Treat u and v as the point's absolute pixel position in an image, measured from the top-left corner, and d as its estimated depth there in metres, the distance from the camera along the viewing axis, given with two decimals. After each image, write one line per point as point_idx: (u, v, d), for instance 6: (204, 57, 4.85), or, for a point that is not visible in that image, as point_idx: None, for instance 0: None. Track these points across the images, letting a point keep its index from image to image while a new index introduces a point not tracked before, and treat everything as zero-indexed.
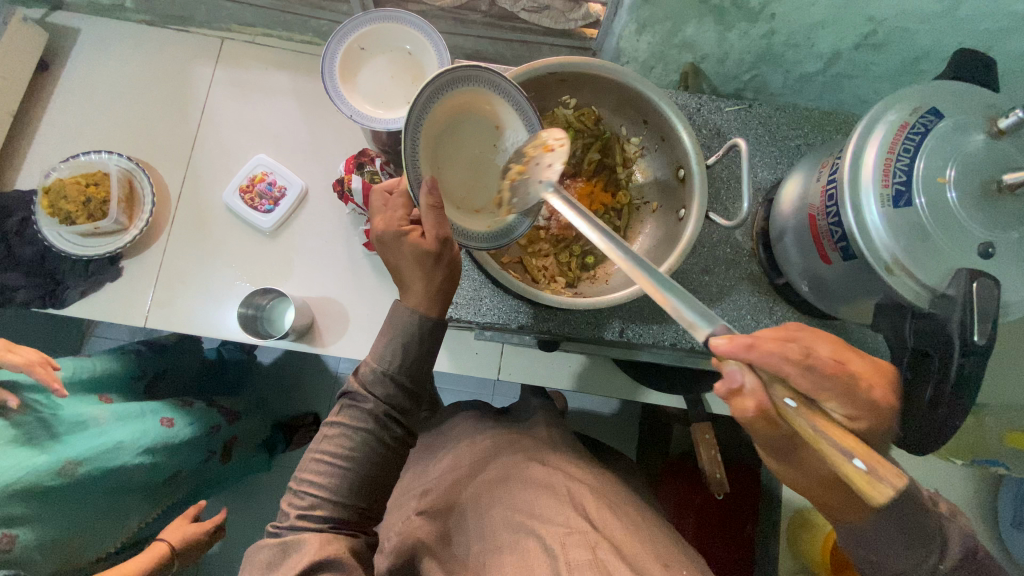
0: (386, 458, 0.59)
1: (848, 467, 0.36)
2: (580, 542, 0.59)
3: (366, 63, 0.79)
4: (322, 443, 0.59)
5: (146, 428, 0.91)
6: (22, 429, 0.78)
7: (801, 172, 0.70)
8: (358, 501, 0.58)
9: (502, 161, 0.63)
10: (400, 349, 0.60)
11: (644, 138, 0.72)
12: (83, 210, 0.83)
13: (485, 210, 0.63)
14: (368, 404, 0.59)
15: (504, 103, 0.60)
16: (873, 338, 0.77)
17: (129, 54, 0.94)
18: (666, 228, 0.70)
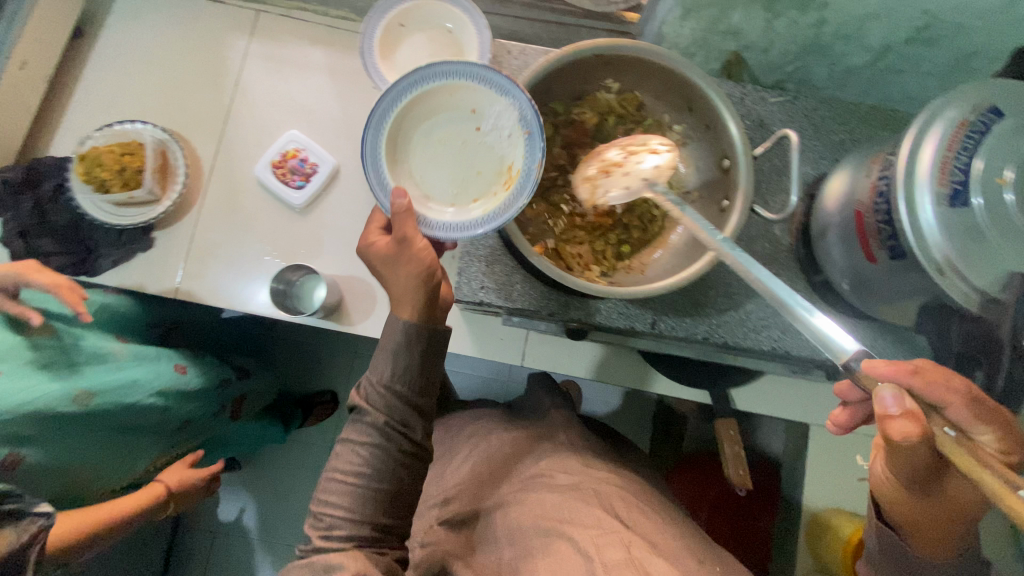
0: (399, 468, 0.59)
1: (1013, 496, 0.34)
2: (613, 544, 0.62)
3: (405, 41, 0.77)
4: (334, 462, 0.60)
5: (161, 372, 0.87)
6: (40, 351, 0.76)
7: (848, 168, 0.69)
8: (377, 516, 0.58)
9: (494, 139, 0.60)
10: (389, 357, 0.59)
11: (688, 126, 0.70)
12: (118, 178, 0.84)
13: (483, 194, 0.60)
14: (371, 418, 0.59)
15: (472, 88, 0.57)
16: (911, 341, 0.75)
17: (164, 23, 0.94)
18: (707, 219, 0.68)
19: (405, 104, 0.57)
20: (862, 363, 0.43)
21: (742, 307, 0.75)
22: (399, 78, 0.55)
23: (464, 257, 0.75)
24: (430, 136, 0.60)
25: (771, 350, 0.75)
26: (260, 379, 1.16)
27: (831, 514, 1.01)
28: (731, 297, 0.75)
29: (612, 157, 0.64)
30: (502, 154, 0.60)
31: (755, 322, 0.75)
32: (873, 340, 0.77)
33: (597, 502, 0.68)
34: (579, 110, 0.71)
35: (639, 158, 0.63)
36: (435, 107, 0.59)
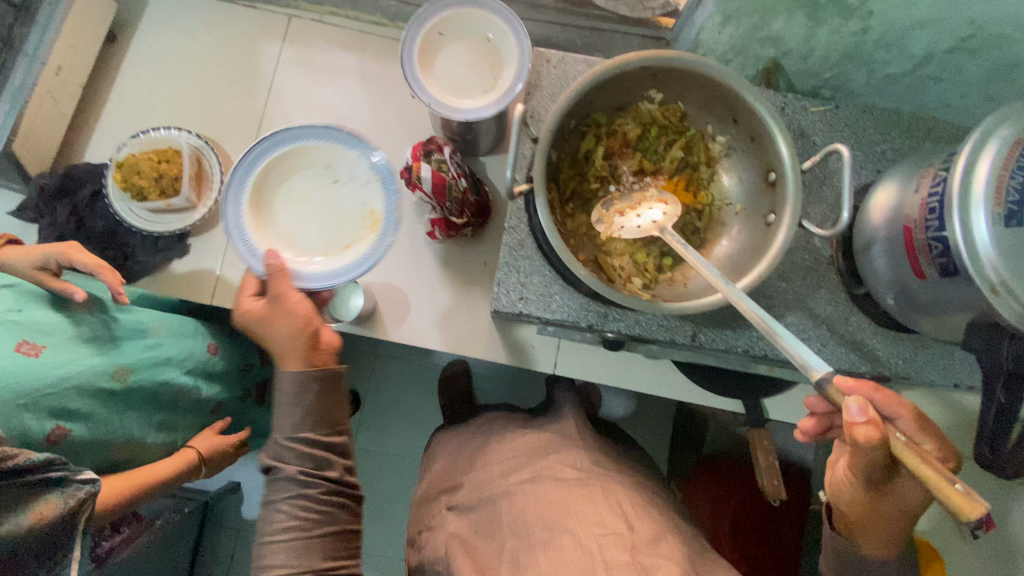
0: (327, 498, 0.67)
1: (947, 488, 0.42)
2: (617, 543, 0.67)
3: (444, 49, 0.77)
4: (269, 528, 0.66)
5: (194, 349, 0.86)
6: (84, 328, 0.77)
7: (893, 180, 0.68)
8: (319, 559, 0.64)
9: (353, 189, 0.68)
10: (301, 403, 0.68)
11: (732, 138, 0.70)
12: (156, 186, 0.84)
13: (354, 239, 0.68)
14: (285, 473, 0.66)
15: (310, 147, 0.69)
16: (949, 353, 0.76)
17: (197, 28, 0.93)
18: (751, 232, 0.67)
19: (260, 170, 0.68)
20: (831, 380, 0.49)
21: (781, 319, 0.76)
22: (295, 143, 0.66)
23: (503, 268, 0.75)
24: (291, 194, 0.68)
25: None
26: None
27: None
28: (769, 309, 0.76)
29: (625, 206, 0.70)
30: (362, 204, 0.69)
31: (794, 334, 0.76)
32: (912, 351, 0.77)
33: (617, 510, 0.72)
34: (621, 121, 0.71)
35: (639, 217, 0.69)
36: (288, 171, 0.69)
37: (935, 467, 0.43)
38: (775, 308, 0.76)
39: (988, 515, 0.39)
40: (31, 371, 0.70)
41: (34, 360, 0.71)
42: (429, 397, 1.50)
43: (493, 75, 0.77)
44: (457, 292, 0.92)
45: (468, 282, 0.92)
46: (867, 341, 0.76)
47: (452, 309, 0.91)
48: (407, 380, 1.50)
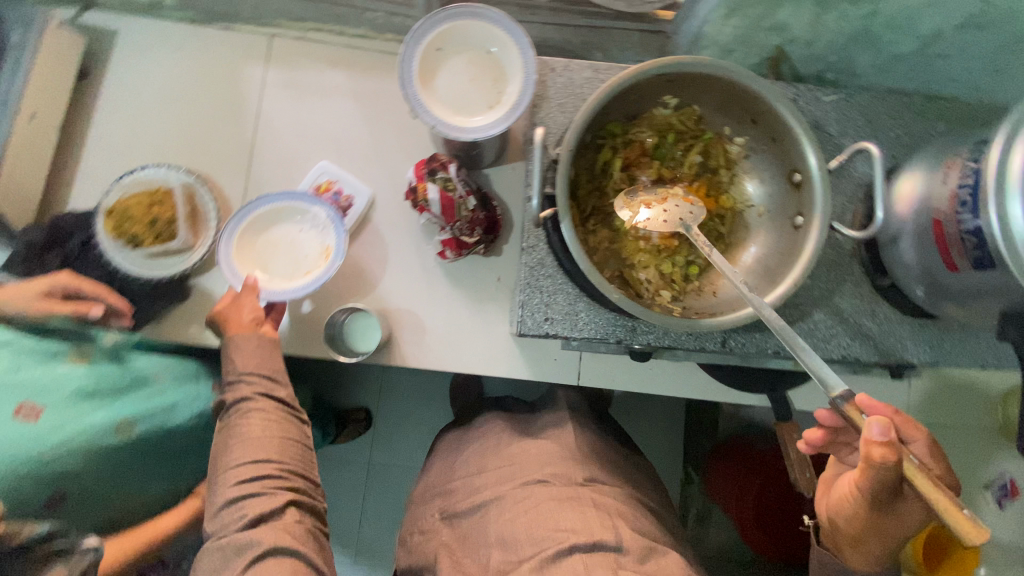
0: (277, 429, 0.72)
1: (954, 513, 0.40)
2: (604, 563, 0.67)
3: (443, 64, 0.73)
4: (234, 434, 0.71)
5: (197, 393, 0.82)
6: (83, 381, 0.73)
7: (918, 170, 0.67)
8: (279, 453, 0.70)
9: (313, 233, 0.83)
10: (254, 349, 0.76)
11: (751, 138, 0.68)
12: (150, 231, 0.80)
13: (312, 267, 0.82)
14: (239, 400, 0.72)
15: (285, 203, 0.82)
16: (976, 336, 0.75)
17: (173, 55, 0.88)
18: (778, 234, 0.66)
19: (243, 222, 0.80)
20: (848, 401, 0.47)
21: (809, 316, 0.75)
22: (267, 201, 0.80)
23: (526, 289, 0.73)
24: (268, 238, 0.82)
25: (840, 357, 0.76)
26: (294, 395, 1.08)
27: None
28: (797, 307, 0.75)
29: (650, 198, 0.68)
30: (322, 244, 0.82)
31: (823, 330, 0.75)
32: (940, 337, 0.76)
33: (607, 524, 0.72)
34: (636, 130, 0.69)
35: (658, 210, 0.68)
36: (268, 223, 0.82)
37: (938, 489, 0.42)
38: (802, 305, 0.76)
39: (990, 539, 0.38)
40: (30, 439, 0.66)
41: (32, 424, 0.67)
42: (440, 406, 1.48)
43: (497, 89, 0.74)
44: (473, 311, 0.89)
45: (483, 300, 0.90)
46: (893, 330, 0.76)
47: (469, 328, 0.89)
48: (416, 391, 1.48)
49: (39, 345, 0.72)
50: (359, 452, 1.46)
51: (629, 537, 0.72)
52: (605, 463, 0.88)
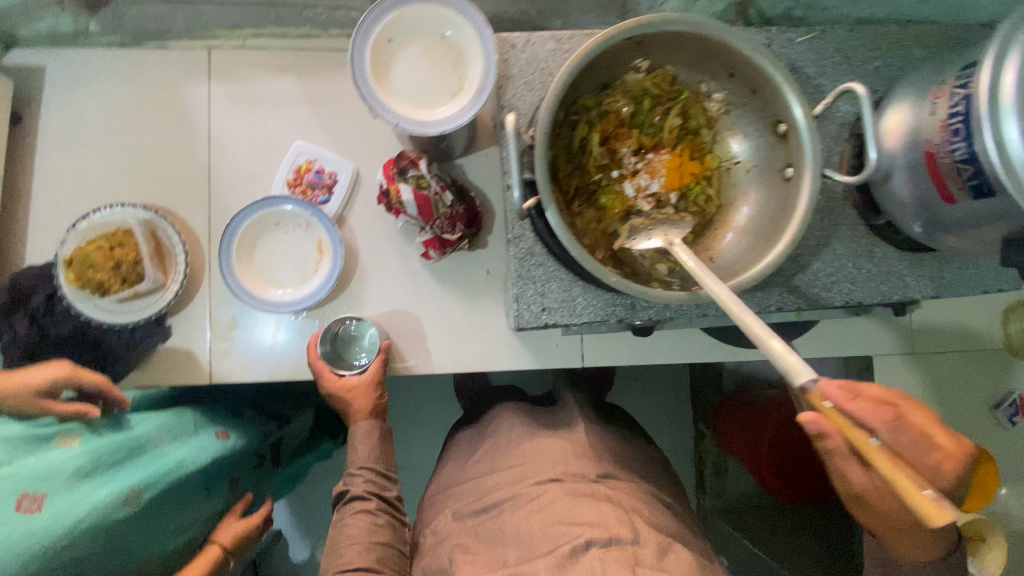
0: (378, 523, 0.75)
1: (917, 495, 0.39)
2: (619, 558, 0.67)
3: (397, 57, 0.69)
4: (349, 522, 0.74)
5: (205, 445, 0.80)
6: (81, 460, 0.70)
7: (905, 102, 0.65)
8: (386, 544, 0.74)
9: (300, 234, 0.83)
10: (361, 442, 0.81)
11: (730, 93, 0.65)
12: (115, 275, 0.76)
13: (317, 263, 0.83)
14: (359, 494, 0.77)
15: (264, 209, 0.80)
16: (971, 267, 0.74)
17: (108, 84, 0.82)
18: (770, 190, 0.64)
19: (234, 242, 0.79)
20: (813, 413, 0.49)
21: (808, 268, 0.73)
22: (246, 210, 0.79)
23: (518, 282, 0.70)
24: (262, 252, 0.82)
25: (844, 303, 0.74)
26: (298, 418, 1.04)
27: None
28: (796, 260, 0.73)
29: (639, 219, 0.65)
30: (315, 239, 0.83)
31: (823, 280, 0.73)
32: (939, 270, 0.75)
33: (623, 518, 0.73)
34: (610, 99, 0.65)
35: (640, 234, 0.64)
36: (256, 237, 0.81)
37: (906, 471, 0.40)
38: (800, 258, 0.73)
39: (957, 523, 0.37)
40: (36, 532, 0.64)
41: (37, 514, 0.65)
42: (446, 401, 1.47)
43: (458, 75, 0.69)
44: (466, 309, 0.87)
45: (473, 296, 0.87)
46: (892, 270, 0.74)
47: (466, 327, 0.87)
48: (420, 391, 1.46)
49: (34, 430, 0.70)
50: None
51: (644, 531, 0.72)
52: (614, 454, 0.88)
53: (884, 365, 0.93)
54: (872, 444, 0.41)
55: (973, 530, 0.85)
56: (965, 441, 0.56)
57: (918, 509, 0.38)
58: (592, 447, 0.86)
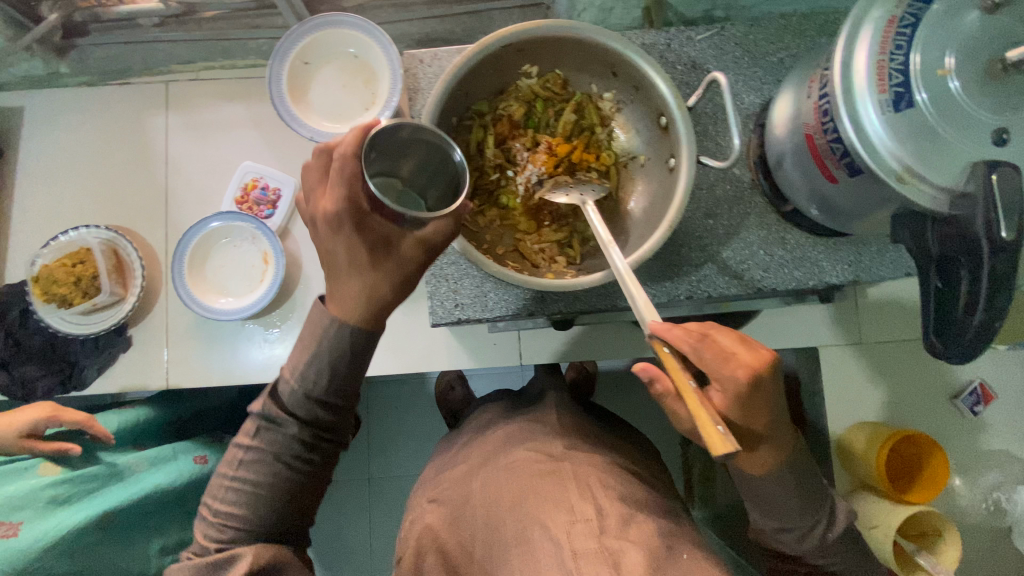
0: (298, 481, 0.58)
1: (708, 427, 0.42)
2: (585, 531, 0.64)
3: (313, 77, 0.75)
4: (242, 468, 0.57)
5: (181, 468, 0.84)
6: (57, 488, 0.74)
7: (790, 90, 0.66)
8: (277, 519, 0.58)
9: (247, 246, 0.89)
10: (325, 368, 0.54)
11: (618, 91, 0.69)
12: (76, 289, 0.83)
13: (263, 273, 0.88)
14: (290, 428, 0.56)
15: (212, 228, 0.87)
16: (893, 253, 0.74)
17: (79, 119, 0.92)
18: (659, 180, 0.67)
19: (188, 258, 0.86)
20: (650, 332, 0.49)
21: (718, 256, 0.74)
22: (194, 229, 0.86)
23: (431, 280, 0.73)
24: (213, 265, 0.88)
25: (758, 290, 0.75)
26: None
27: (862, 431, 0.87)
28: (705, 250, 0.74)
29: (541, 209, 0.70)
30: (260, 251, 0.89)
31: (734, 267, 0.74)
32: (859, 251, 0.74)
33: (586, 493, 0.69)
34: (503, 103, 0.69)
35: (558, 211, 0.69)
36: (206, 252, 0.88)
37: (708, 409, 0.44)
38: (710, 247, 0.74)
39: (735, 451, 0.40)
40: (13, 551, 0.66)
41: (13, 538, 0.67)
42: (427, 410, 1.49)
43: (370, 90, 0.75)
44: (405, 311, 0.91)
45: (413, 298, 0.92)
46: (807, 255, 0.74)
47: (406, 329, 0.91)
48: (403, 402, 1.49)
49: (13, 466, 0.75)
50: (359, 471, 1.48)
51: (608, 503, 0.68)
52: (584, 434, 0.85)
53: (833, 355, 0.91)
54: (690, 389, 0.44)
55: (927, 524, 0.82)
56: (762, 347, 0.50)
57: (705, 440, 0.42)
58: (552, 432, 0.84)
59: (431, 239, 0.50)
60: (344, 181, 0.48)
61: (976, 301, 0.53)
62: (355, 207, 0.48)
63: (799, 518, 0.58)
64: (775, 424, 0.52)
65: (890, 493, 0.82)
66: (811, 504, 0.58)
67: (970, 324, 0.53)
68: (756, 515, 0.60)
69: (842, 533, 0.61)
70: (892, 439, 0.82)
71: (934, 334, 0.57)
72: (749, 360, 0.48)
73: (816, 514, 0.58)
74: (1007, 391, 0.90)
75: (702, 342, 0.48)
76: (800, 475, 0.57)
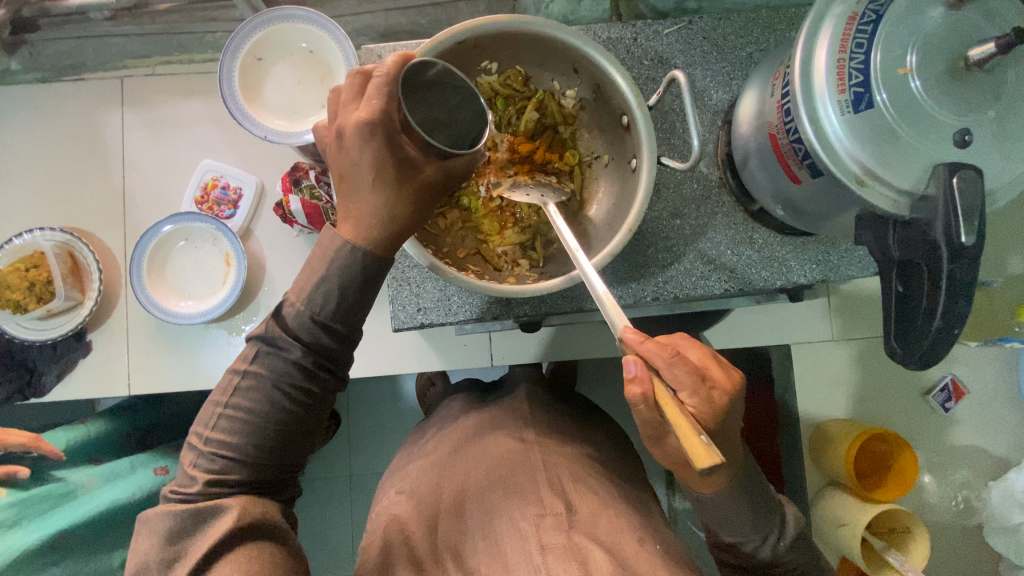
0: (297, 413, 0.52)
1: (692, 437, 0.41)
2: (554, 526, 0.62)
3: (269, 74, 0.73)
4: (237, 394, 0.51)
5: (138, 483, 0.80)
6: (6, 512, 0.71)
7: (755, 86, 0.65)
8: (271, 455, 0.51)
9: (207, 248, 0.86)
10: (336, 292, 0.51)
11: (580, 88, 0.66)
12: (30, 294, 0.81)
13: (225, 274, 0.86)
14: (293, 352, 0.51)
15: (169, 231, 0.85)
16: (854, 260, 0.73)
17: (31, 117, 0.88)
18: (622, 181, 0.65)
19: (147, 261, 0.84)
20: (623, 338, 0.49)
21: (686, 257, 0.73)
22: (150, 232, 0.84)
23: (393, 284, 0.72)
24: (174, 267, 0.86)
25: (726, 291, 0.74)
26: None
27: (833, 428, 0.87)
28: (671, 251, 0.73)
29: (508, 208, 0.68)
30: (220, 252, 0.86)
31: (701, 267, 0.73)
32: (826, 249, 0.73)
33: (557, 489, 0.67)
34: None
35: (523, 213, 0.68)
36: (165, 254, 0.86)
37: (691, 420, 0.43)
38: (677, 247, 0.73)
39: (721, 462, 0.39)
40: None
41: None
42: (404, 405, 1.48)
43: (328, 87, 0.73)
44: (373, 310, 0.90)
45: (378, 299, 0.90)
46: (775, 255, 0.73)
47: (374, 329, 0.90)
48: (381, 396, 1.48)
49: None
50: (338, 465, 1.47)
51: (577, 501, 0.66)
52: (559, 422, 0.83)
53: (804, 351, 0.90)
54: (675, 411, 0.43)
55: (894, 522, 0.82)
56: (730, 368, 0.53)
57: (689, 451, 0.41)
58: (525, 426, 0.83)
59: (455, 171, 0.50)
60: (383, 96, 0.47)
61: (934, 308, 0.51)
62: (389, 123, 0.47)
63: (753, 518, 0.59)
64: (734, 430, 0.54)
65: (857, 491, 0.82)
66: (762, 506, 0.60)
67: (928, 330, 0.52)
68: (710, 527, 0.63)
69: (794, 542, 0.62)
70: (862, 435, 0.81)
71: (894, 338, 0.56)
72: (716, 377, 0.51)
73: (767, 519, 0.60)
74: (980, 386, 0.89)
75: (676, 360, 0.48)
76: (748, 491, 0.59)
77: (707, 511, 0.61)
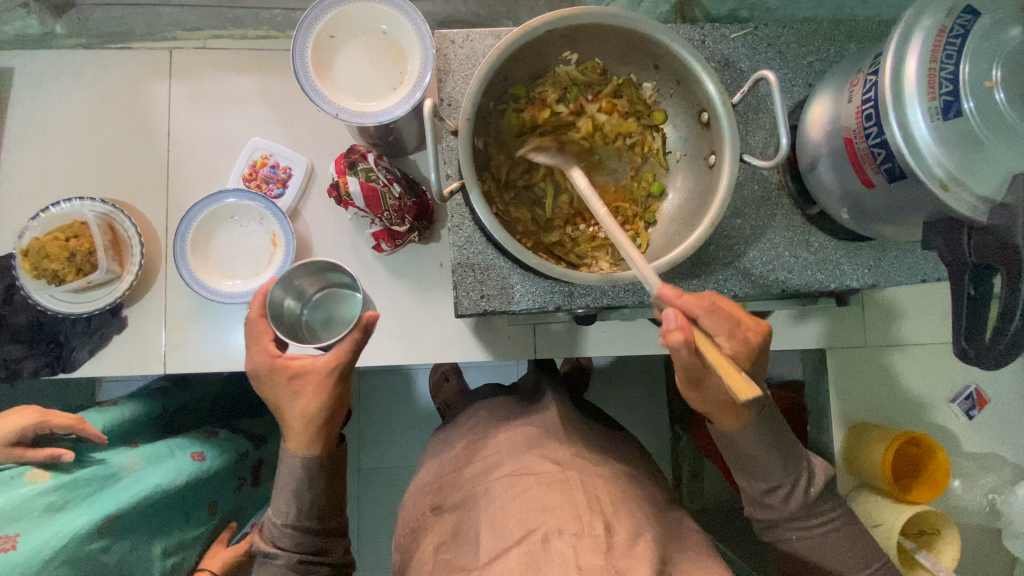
0: None
1: (733, 376, 0.46)
2: (591, 546, 0.60)
3: (340, 53, 0.72)
4: None
5: (180, 467, 0.79)
6: (52, 495, 0.68)
7: (828, 92, 0.67)
8: None
9: (253, 227, 0.85)
10: (296, 499, 0.65)
11: (658, 83, 0.68)
12: (69, 265, 0.78)
13: (270, 255, 0.84)
14: (280, 558, 0.65)
15: (217, 206, 0.83)
16: (904, 267, 0.75)
17: (73, 84, 0.85)
18: (698, 176, 0.66)
19: (192, 237, 0.82)
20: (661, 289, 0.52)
21: (744, 257, 0.75)
22: (194, 209, 0.82)
23: (459, 270, 0.71)
24: (217, 246, 0.84)
25: (782, 292, 0.75)
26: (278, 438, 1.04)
27: (868, 432, 0.89)
28: (730, 250, 0.74)
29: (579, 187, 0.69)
30: (266, 232, 0.85)
31: (760, 268, 0.75)
32: (878, 255, 0.76)
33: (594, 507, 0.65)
34: (540, 90, 0.68)
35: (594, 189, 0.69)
36: (209, 232, 0.83)
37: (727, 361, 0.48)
38: (736, 246, 0.75)
39: (760, 396, 0.44)
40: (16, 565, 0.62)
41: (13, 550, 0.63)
42: (416, 403, 1.46)
43: (399, 69, 0.72)
44: (419, 301, 0.89)
45: (420, 293, 0.89)
46: (829, 258, 0.75)
47: (416, 321, 0.89)
48: (393, 395, 1.46)
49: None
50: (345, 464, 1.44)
51: (616, 521, 0.65)
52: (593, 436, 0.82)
53: (837, 360, 0.92)
54: (711, 345, 0.48)
55: (925, 524, 0.85)
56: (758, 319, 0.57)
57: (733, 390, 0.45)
58: (565, 424, 0.82)
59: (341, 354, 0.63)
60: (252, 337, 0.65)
61: (1015, 306, 0.54)
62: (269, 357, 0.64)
63: (788, 472, 0.64)
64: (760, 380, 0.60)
65: (893, 492, 0.84)
66: (791, 452, 0.65)
67: (1006, 331, 0.55)
68: (733, 468, 0.67)
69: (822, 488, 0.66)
70: (901, 438, 0.84)
71: (964, 340, 0.60)
72: (755, 330, 0.56)
73: (797, 465, 0.65)
74: (1001, 398, 0.93)
75: (711, 311, 0.54)
76: (775, 429, 0.64)
77: (736, 460, 0.66)
